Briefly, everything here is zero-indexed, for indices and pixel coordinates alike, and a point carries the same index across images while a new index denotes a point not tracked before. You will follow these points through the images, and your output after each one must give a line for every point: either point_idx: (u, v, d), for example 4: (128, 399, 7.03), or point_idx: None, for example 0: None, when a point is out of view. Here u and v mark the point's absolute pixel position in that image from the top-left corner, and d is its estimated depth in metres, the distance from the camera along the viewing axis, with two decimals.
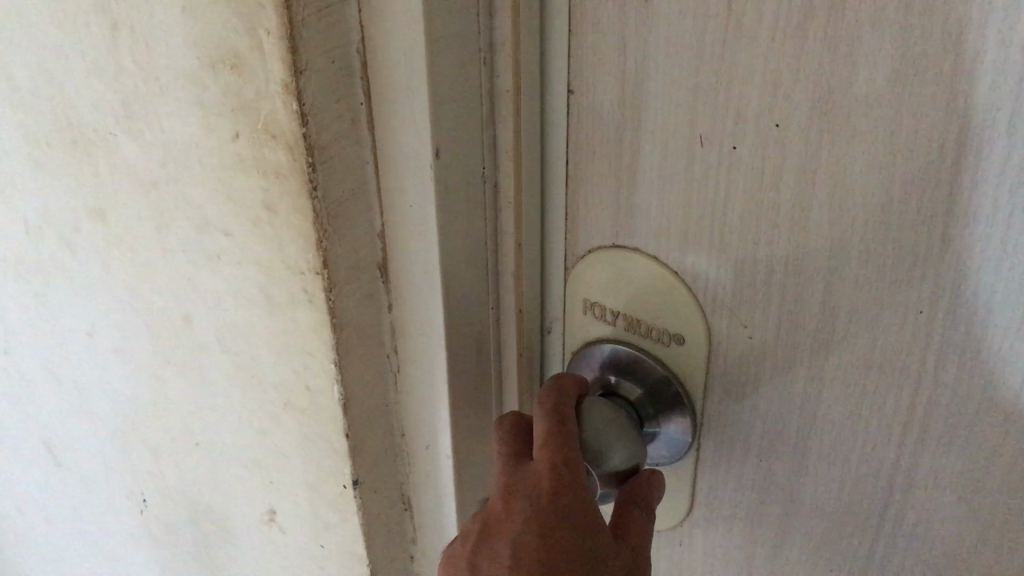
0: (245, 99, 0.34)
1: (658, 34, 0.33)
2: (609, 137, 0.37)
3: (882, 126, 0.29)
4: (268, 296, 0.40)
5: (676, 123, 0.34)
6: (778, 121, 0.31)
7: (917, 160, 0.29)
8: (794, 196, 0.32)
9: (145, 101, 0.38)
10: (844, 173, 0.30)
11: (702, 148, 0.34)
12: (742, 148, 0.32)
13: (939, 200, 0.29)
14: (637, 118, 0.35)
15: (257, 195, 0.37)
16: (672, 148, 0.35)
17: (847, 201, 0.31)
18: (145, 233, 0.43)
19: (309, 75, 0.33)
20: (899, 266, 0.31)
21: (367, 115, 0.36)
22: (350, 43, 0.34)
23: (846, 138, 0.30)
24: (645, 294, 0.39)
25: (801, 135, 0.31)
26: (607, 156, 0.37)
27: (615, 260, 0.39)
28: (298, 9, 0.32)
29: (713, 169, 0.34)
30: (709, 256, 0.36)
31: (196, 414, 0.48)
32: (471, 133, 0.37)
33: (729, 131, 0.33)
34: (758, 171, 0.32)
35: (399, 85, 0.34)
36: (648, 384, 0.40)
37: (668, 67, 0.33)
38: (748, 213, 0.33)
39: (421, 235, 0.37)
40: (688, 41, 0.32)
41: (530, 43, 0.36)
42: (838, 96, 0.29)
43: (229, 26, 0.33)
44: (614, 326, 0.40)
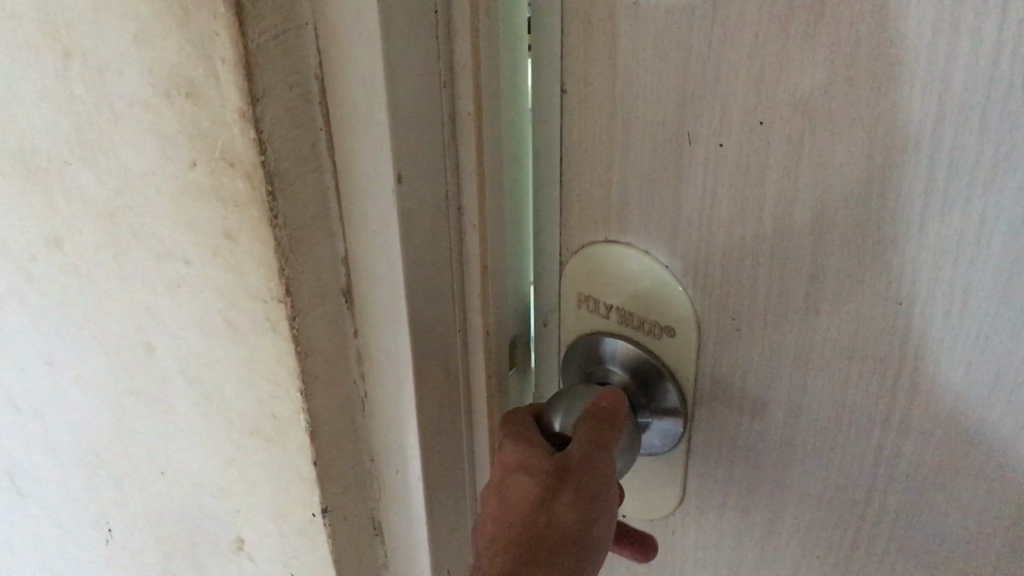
0: (201, 127, 0.34)
1: (642, 36, 0.33)
2: (597, 135, 0.37)
3: (859, 125, 0.29)
4: (229, 324, 0.39)
5: (661, 122, 0.34)
6: (762, 118, 0.31)
7: (896, 159, 0.29)
8: (777, 194, 0.32)
9: (100, 130, 0.37)
10: (824, 170, 0.31)
11: (691, 146, 0.34)
12: (727, 147, 0.33)
13: (918, 195, 0.29)
14: (623, 118, 0.35)
15: (216, 224, 0.36)
16: (659, 148, 0.35)
17: (826, 199, 0.31)
18: (103, 262, 0.42)
19: (267, 103, 0.32)
20: (879, 262, 0.31)
21: (327, 141, 0.35)
22: (309, 70, 0.34)
23: (827, 137, 0.30)
24: (637, 286, 0.39)
25: (785, 133, 0.31)
26: (596, 154, 0.37)
27: (607, 253, 0.39)
28: (254, 37, 0.31)
29: (701, 166, 0.34)
30: (695, 252, 0.36)
31: (159, 444, 0.47)
32: (434, 154, 0.36)
33: (715, 128, 0.32)
34: (744, 168, 0.33)
35: (359, 111, 0.34)
36: (639, 374, 0.40)
37: (650, 68, 0.33)
38: (730, 210, 0.34)
39: (386, 261, 0.37)
40: (669, 42, 0.32)
41: (491, 62, 0.36)
42: (818, 95, 0.30)
43: (182, 54, 0.32)
44: (605, 318, 0.41)
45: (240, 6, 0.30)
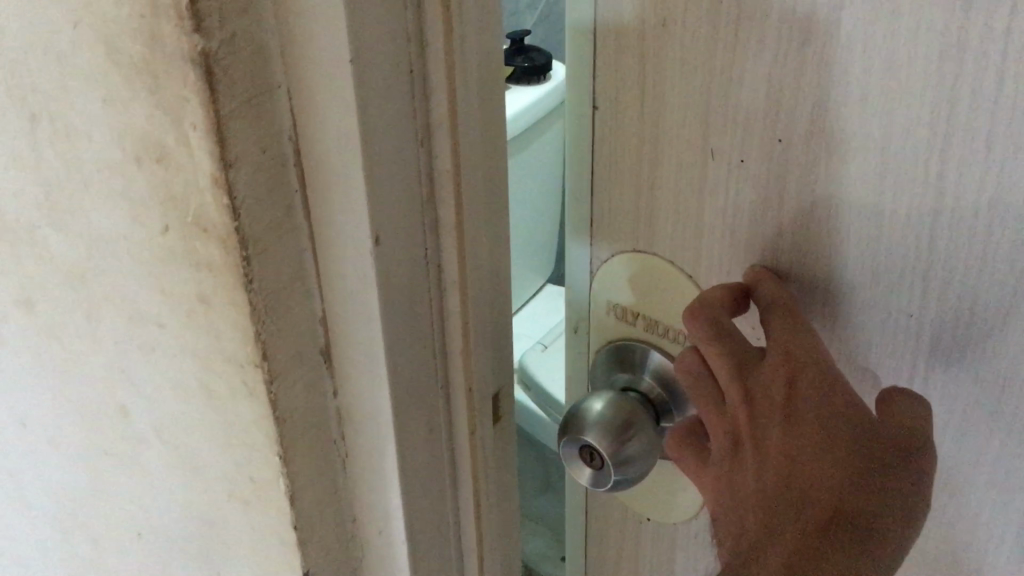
0: (173, 191, 0.33)
1: (672, 53, 0.35)
2: (628, 147, 0.39)
3: (874, 145, 0.31)
4: (205, 388, 0.38)
5: (688, 137, 0.36)
6: (780, 136, 0.33)
7: (904, 177, 0.31)
8: (795, 207, 0.34)
9: (69, 193, 0.36)
10: (844, 182, 0.32)
11: (714, 162, 0.36)
12: (749, 162, 0.35)
13: (929, 208, 0.31)
14: (654, 134, 0.38)
15: (189, 289, 0.35)
16: (683, 162, 0.37)
17: (840, 213, 0.33)
18: (73, 324, 0.41)
19: (240, 168, 0.32)
20: (893, 275, 0.33)
21: (302, 203, 0.35)
22: (282, 131, 0.33)
23: (842, 154, 0.32)
24: (658, 292, 0.42)
25: (802, 149, 0.33)
26: (626, 165, 0.40)
27: (637, 264, 0.42)
28: (225, 103, 0.30)
29: (724, 180, 0.36)
30: (717, 262, 0.38)
31: (135, 505, 0.46)
32: (412, 211, 0.36)
33: (738, 146, 0.35)
34: (762, 182, 0.35)
35: (334, 174, 0.33)
36: (663, 381, 0.43)
37: (677, 85, 0.36)
38: (751, 224, 0.36)
39: (365, 322, 0.36)
40: (695, 60, 0.35)
41: (468, 120, 0.35)
42: (833, 116, 0.32)
43: (151, 120, 0.32)
44: (631, 325, 0.44)
45: (210, 75, 0.30)
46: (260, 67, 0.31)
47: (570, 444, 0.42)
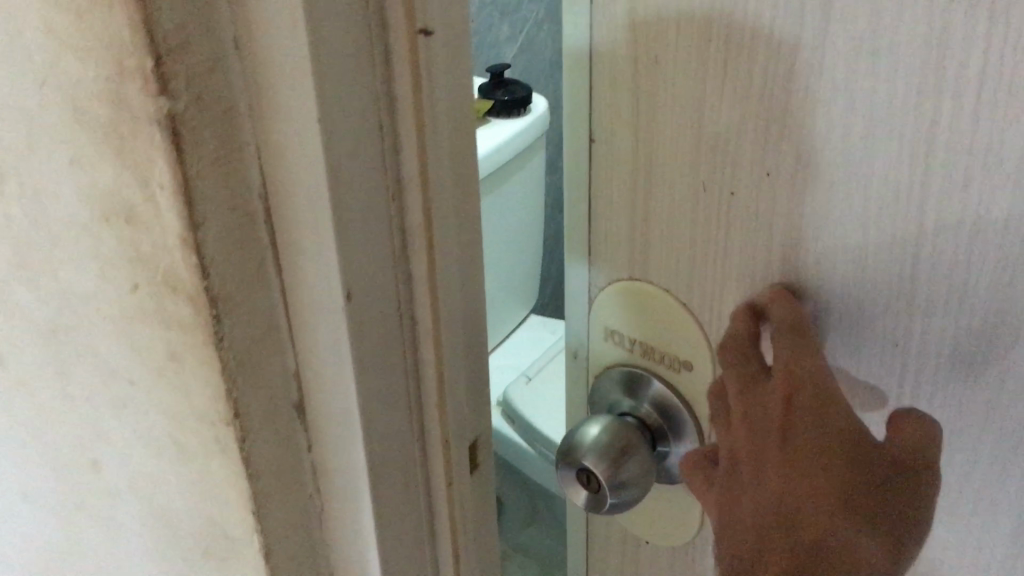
0: (141, 251, 0.33)
1: (665, 88, 0.37)
2: (623, 177, 0.40)
3: (856, 180, 0.32)
4: (177, 444, 0.38)
5: (681, 168, 0.37)
6: (769, 170, 0.34)
7: (886, 211, 0.32)
8: (783, 239, 0.35)
9: (39, 251, 0.36)
10: (833, 220, 0.33)
11: (707, 193, 0.37)
12: (739, 195, 0.36)
13: (909, 243, 0.32)
14: (648, 164, 0.39)
15: (160, 346, 0.35)
16: (678, 193, 0.38)
17: (826, 245, 0.34)
18: (45, 379, 0.40)
19: (209, 228, 0.32)
20: (879, 306, 0.34)
21: (273, 259, 0.35)
22: (251, 190, 0.33)
23: (825, 188, 0.33)
24: (654, 317, 0.42)
25: (789, 182, 0.34)
26: (624, 195, 0.41)
27: (634, 290, 0.43)
28: (192, 163, 0.30)
29: (716, 212, 0.37)
30: (710, 292, 0.39)
31: (110, 560, 0.45)
32: (384, 267, 0.35)
33: (729, 178, 0.36)
34: (752, 215, 0.36)
35: (304, 231, 0.33)
36: (657, 405, 0.44)
37: (670, 118, 0.37)
38: (742, 256, 0.37)
39: (338, 377, 0.36)
40: (688, 94, 0.36)
41: (439, 174, 0.35)
42: (818, 151, 0.33)
43: (119, 181, 0.31)
44: (630, 352, 0.44)
45: (176, 136, 0.30)
46: (227, 128, 0.31)
47: (565, 466, 0.42)
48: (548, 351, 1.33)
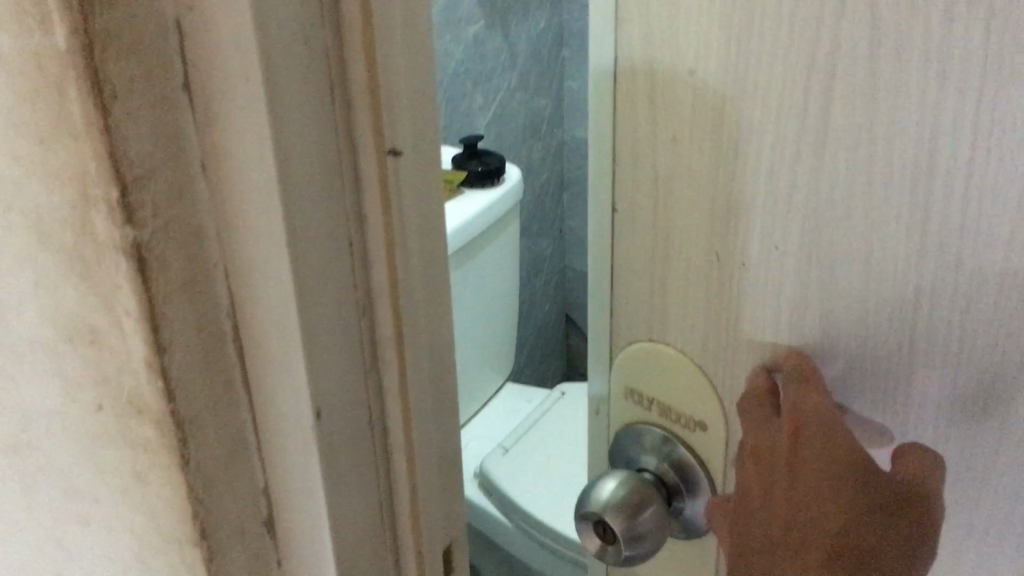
0: (106, 372, 0.32)
1: (677, 163, 0.41)
2: (646, 242, 0.44)
3: (862, 246, 0.36)
4: (142, 562, 0.37)
5: (699, 236, 0.41)
6: (778, 244, 0.39)
7: (885, 283, 0.36)
8: (792, 301, 0.39)
9: (4, 367, 0.35)
10: (827, 299, 0.38)
11: (719, 268, 0.41)
12: (750, 266, 0.40)
13: (913, 293, 0.36)
14: (664, 233, 0.43)
15: (124, 466, 0.34)
16: (694, 261, 0.42)
17: (834, 303, 0.38)
18: (8, 492, 0.39)
19: (174, 351, 0.31)
20: (884, 356, 0.38)
21: (243, 376, 0.34)
22: (219, 308, 0.32)
23: (830, 253, 0.37)
24: (664, 379, 0.47)
25: (796, 255, 0.38)
26: (642, 266, 0.45)
27: (656, 351, 0.46)
28: (159, 288, 0.30)
29: (730, 281, 0.41)
30: (714, 363, 0.44)
31: None
32: (354, 381, 0.35)
33: (739, 251, 0.40)
34: (764, 283, 0.40)
35: (274, 349, 0.33)
36: (674, 463, 0.47)
37: (687, 187, 0.41)
38: (754, 320, 0.41)
39: (308, 492, 0.35)
40: (710, 158, 0.39)
41: (409, 287, 0.35)
42: (824, 219, 0.37)
43: (83, 305, 0.31)
44: (647, 411, 0.48)
45: (142, 263, 0.29)
46: (194, 248, 0.31)
47: (583, 521, 0.46)
48: (526, 418, 1.32)
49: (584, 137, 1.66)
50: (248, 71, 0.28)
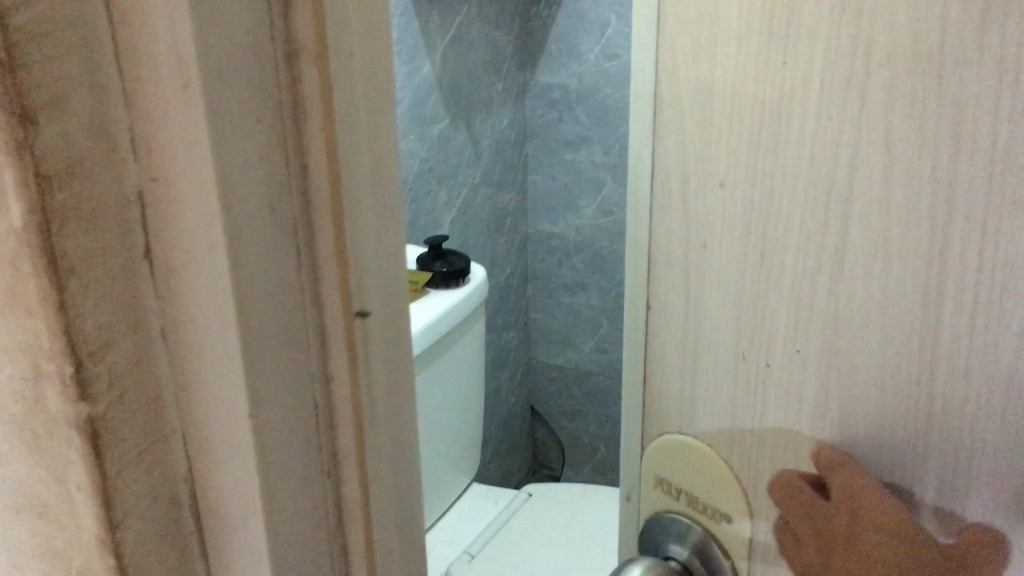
0: (56, 545, 0.31)
1: (709, 269, 0.48)
2: (676, 341, 0.52)
3: (872, 344, 0.43)
4: None
5: (730, 335, 0.48)
6: (799, 345, 0.45)
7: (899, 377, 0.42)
8: (815, 389, 0.46)
9: None
10: (843, 389, 0.44)
11: (745, 361, 0.48)
12: (773, 364, 0.47)
13: (923, 384, 0.42)
14: (695, 329, 0.50)
15: None
16: (721, 356, 0.49)
17: (848, 392, 0.44)
18: None
19: (129, 525, 0.29)
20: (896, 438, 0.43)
21: (200, 543, 0.32)
22: (178, 477, 0.31)
23: (846, 351, 0.44)
24: (695, 471, 0.53)
25: (815, 351, 0.45)
26: (672, 356, 0.52)
27: (684, 445, 0.54)
28: (113, 462, 0.29)
29: (754, 377, 0.48)
30: (739, 447, 0.50)
31: None
32: (319, 543, 0.34)
33: (763, 351, 0.47)
34: (789, 375, 0.46)
35: (234, 517, 0.31)
36: (698, 552, 0.55)
37: (715, 286, 0.48)
38: (778, 404, 0.47)
39: None
40: (733, 266, 0.47)
41: (376, 446, 0.34)
42: (840, 325, 0.43)
43: (35, 477, 0.30)
44: (675, 499, 0.56)
45: (96, 438, 0.28)
46: (153, 418, 0.30)
47: None
48: (497, 519, 1.31)
49: (549, 232, 1.68)
50: (211, 242, 0.27)
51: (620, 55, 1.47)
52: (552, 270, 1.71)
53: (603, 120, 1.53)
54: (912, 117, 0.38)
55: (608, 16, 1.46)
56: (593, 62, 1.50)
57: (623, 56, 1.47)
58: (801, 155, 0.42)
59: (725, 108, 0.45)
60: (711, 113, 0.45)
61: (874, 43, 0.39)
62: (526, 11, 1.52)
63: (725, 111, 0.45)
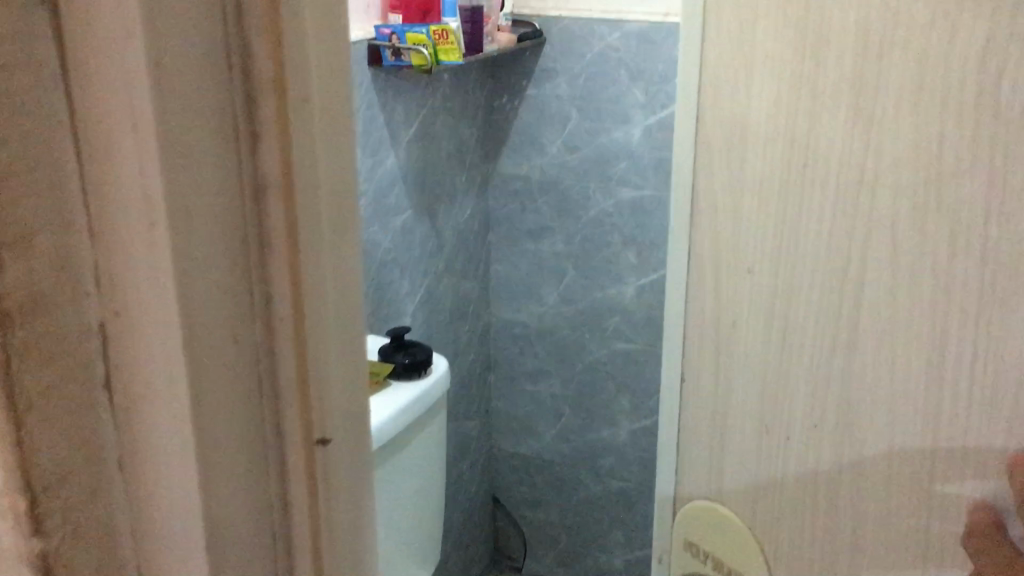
0: None
1: (726, 350, 0.56)
2: (727, 400, 0.57)
3: (888, 403, 0.48)
4: None
5: (750, 401, 0.55)
6: (813, 422, 0.52)
7: (909, 447, 0.48)
8: (845, 441, 0.51)
9: None
10: (855, 462, 0.51)
11: (768, 435, 0.55)
12: (792, 439, 0.53)
13: (930, 440, 0.47)
14: (726, 398, 0.57)
15: None
16: (748, 431, 0.56)
17: (866, 453, 0.50)
18: None
19: None
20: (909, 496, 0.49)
21: None
22: None
23: (859, 409, 0.50)
24: (728, 539, 0.59)
25: (830, 416, 0.51)
26: (703, 431, 0.59)
27: (711, 511, 0.59)
28: None
29: (778, 450, 0.54)
30: (760, 511, 0.57)
31: None
32: None
33: (778, 426, 0.54)
34: (795, 446, 0.53)
35: None
36: None
37: (741, 350, 0.55)
38: (798, 471, 0.54)
39: None
40: (757, 343, 0.54)
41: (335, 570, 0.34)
42: (856, 386, 0.49)
43: None
44: (703, 563, 0.61)
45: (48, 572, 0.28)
46: (106, 550, 0.29)
47: None
48: None
49: (511, 320, 1.68)
50: (173, 375, 0.28)
51: (581, 148, 1.51)
52: (514, 358, 1.71)
53: (564, 210, 1.56)
54: (918, 216, 0.45)
55: (569, 110, 1.49)
56: (554, 155, 1.53)
57: (584, 149, 1.50)
58: (817, 259, 0.49)
59: (756, 197, 0.51)
60: (742, 200, 0.52)
61: (883, 150, 0.45)
62: (489, 103, 1.55)
63: (754, 212, 0.52)
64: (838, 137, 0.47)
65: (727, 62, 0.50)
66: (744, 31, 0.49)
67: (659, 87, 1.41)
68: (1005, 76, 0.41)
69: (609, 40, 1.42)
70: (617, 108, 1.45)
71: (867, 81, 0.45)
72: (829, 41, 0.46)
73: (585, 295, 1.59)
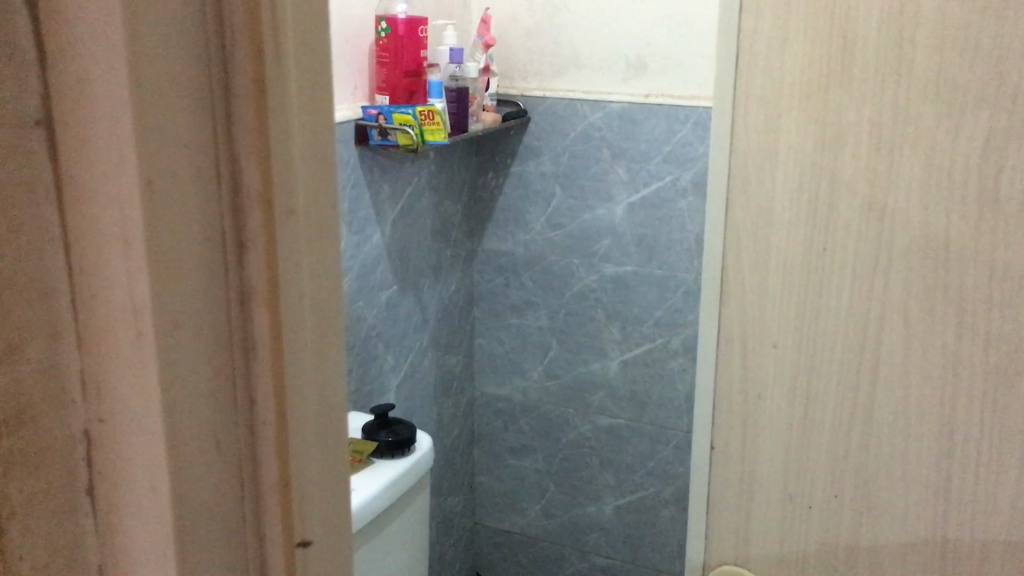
0: None
1: (749, 432, 0.61)
2: (733, 477, 0.63)
3: (900, 464, 0.57)
4: None
5: (781, 470, 0.61)
6: (837, 490, 0.60)
7: (922, 502, 0.57)
8: (860, 491, 0.59)
9: None
10: (872, 521, 0.59)
11: (795, 503, 0.61)
12: (815, 507, 0.61)
13: (938, 493, 0.57)
14: (750, 471, 0.62)
15: None
16: (773, 500, 0.62)
17: (887, 502, 0.59)
18: None
19: None
20: (923, 541, 0.58)
21: None
22: None
23: (880, 466, 0.58)
24: None
25: (854, 473, 0.59)
26: (729, 496, 0.63)
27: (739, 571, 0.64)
28: None
29: (804, 514, 0.61)
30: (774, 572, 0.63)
31: None
32: None
33: (808, 492, 0.61)
34: (833, 503, 0.60)
35: None
36: None
37: (764, 428, 0.61)
38: (821, 528, 0.61)
39: None
40: (782, 418, 0.60)
41: None
42: (866, 454, 0.58)
43: None
44: None
45: None
46: None
47: None
48: None
49: (495, 394, 1.68)
50: (155, 481, 0.28)
51: (565, 225, 1.53)
52: (498, 432, 1.70)
53: (548, 286, 1.57)
54: (927, 300, 0.54)
55: (553, 187, 1.52)
56: (539, 231, 1.55)
57: (568, 226, 1.52)
58: (836, 334, 0.57)
59: (778, 278, 0.57)
60: (766, 278, 0.58)
61: (895, 239, 0.54)
62: (473, 180, 1.57)
63: (778, 292, 0.58)
64: (854, 220, 0.55)
65: (757, 160, 0.56)
66: (769, 127, 0.55)
67: (641, 166, 1.43)
68: (1004, 170, 0.51)
69: (591, 120, 1.45)
70: (599, 186, 1.48)
71: (880, 175, 0.53)
72: (845, 139, 0.54)
73: (568, 369, 1.60)
